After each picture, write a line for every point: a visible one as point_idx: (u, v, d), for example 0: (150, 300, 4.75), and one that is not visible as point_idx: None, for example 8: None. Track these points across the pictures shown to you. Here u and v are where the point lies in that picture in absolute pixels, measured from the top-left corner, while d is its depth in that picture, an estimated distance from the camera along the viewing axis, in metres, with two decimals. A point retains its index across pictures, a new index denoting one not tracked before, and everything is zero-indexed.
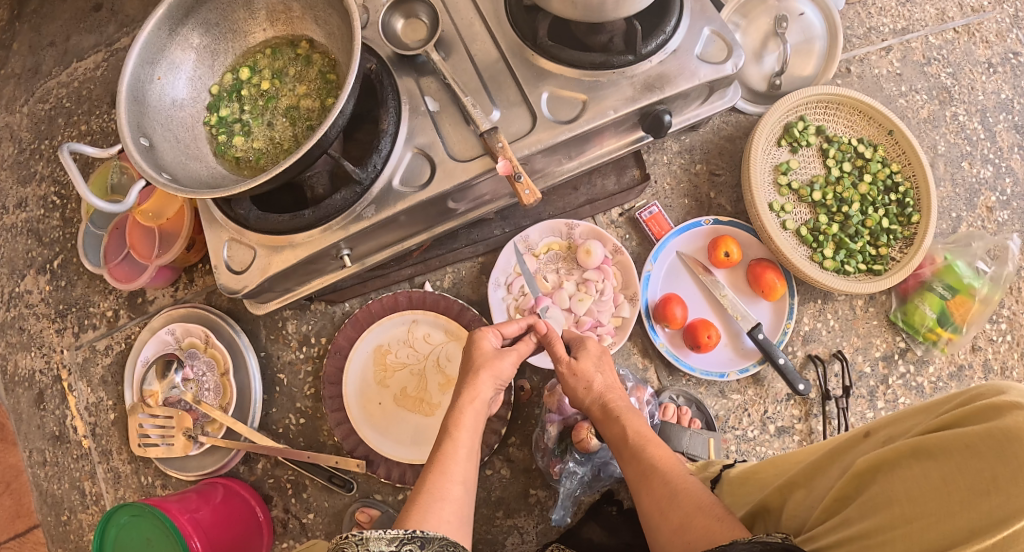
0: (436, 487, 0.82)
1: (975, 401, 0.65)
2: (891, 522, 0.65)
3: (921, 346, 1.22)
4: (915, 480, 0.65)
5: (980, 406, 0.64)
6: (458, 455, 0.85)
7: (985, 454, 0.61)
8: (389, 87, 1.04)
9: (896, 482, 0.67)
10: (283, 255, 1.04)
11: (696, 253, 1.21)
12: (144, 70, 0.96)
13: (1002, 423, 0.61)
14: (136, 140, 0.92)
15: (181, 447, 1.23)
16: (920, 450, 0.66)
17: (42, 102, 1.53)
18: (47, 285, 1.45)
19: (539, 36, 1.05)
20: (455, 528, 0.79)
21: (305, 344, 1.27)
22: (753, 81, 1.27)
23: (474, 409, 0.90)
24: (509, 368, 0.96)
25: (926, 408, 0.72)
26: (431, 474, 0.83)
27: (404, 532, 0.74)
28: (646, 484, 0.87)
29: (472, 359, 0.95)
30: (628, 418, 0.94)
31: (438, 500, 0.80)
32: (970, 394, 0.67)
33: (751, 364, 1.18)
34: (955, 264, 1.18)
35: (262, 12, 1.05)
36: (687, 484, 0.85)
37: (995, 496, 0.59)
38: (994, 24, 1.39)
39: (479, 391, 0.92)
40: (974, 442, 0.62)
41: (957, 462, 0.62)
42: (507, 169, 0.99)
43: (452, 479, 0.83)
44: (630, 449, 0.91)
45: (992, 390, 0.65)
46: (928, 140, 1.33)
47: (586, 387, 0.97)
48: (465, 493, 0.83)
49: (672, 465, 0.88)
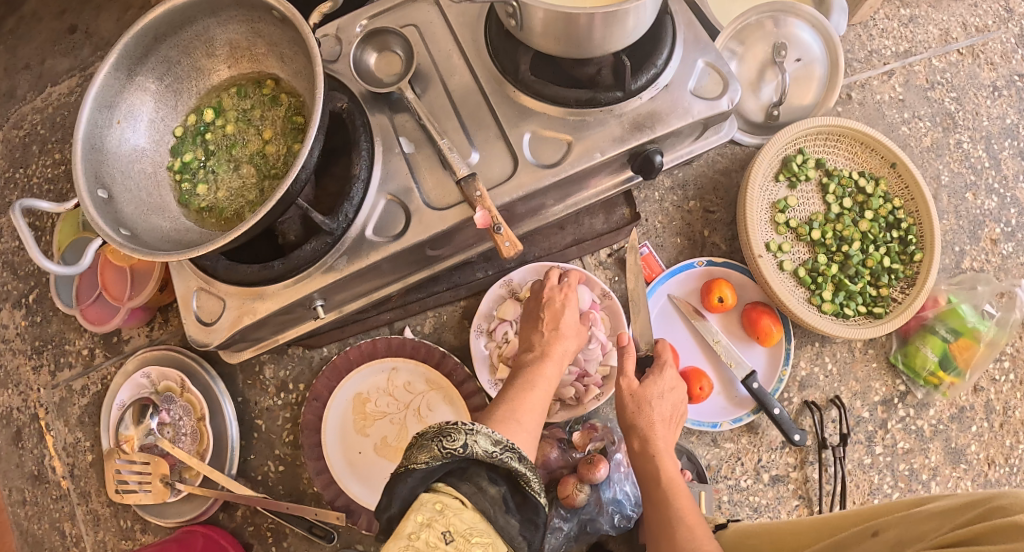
0: (510, 415, 0.80)
1: (992, 518, 0.62)
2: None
3: (922, 390, 1.16)
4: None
5: (1000, 523, 0.60)
6: (537, 396, 0.85)
7: None
8: (362, 127, 0.99)
9: None
10: (255, 307, 1.00)
11: (688, 296, 1.15)
12: (101, 115, 0.91)
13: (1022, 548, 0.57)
14: (93, 193, 0.87)
15: (157, 494, 1.20)
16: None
17: (17, 129, 1.48)
18: (22, 320, 1.41)
19: (521, 71, 1.00)
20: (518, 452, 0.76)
21: (283, 390, 1.22)
22: (751, 112, 1.19)
23: (554, 368, 0.90)
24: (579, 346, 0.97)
25: (942, 514, 0.68)
26: (505, 404, 0.81)
27: (508, 441, 0.69)
28: (667, 535, 0.86)
29: (557, 320, 0.96)
30: (662, 459, 0.91)
31: (510, 425, 0.78)
32: (992, 507, 0.63)
33: (746, 413, 1.12)
34: (959, 307, 1.12)
35: (223, 49, 0.99)
36: (709, 544, 0.84)
37: None
38: (999, 44, 1.32)
39: (561, 347, 0.93)
40: None
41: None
42: (486, 220, 0.95)
43: (523, 414, 0.81)
44: (659, 493, 0.90)
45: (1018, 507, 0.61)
46: (930, 170, 1.26)
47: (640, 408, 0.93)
48: (533, 436, 0.79)
49: (696, 520, 0.86)
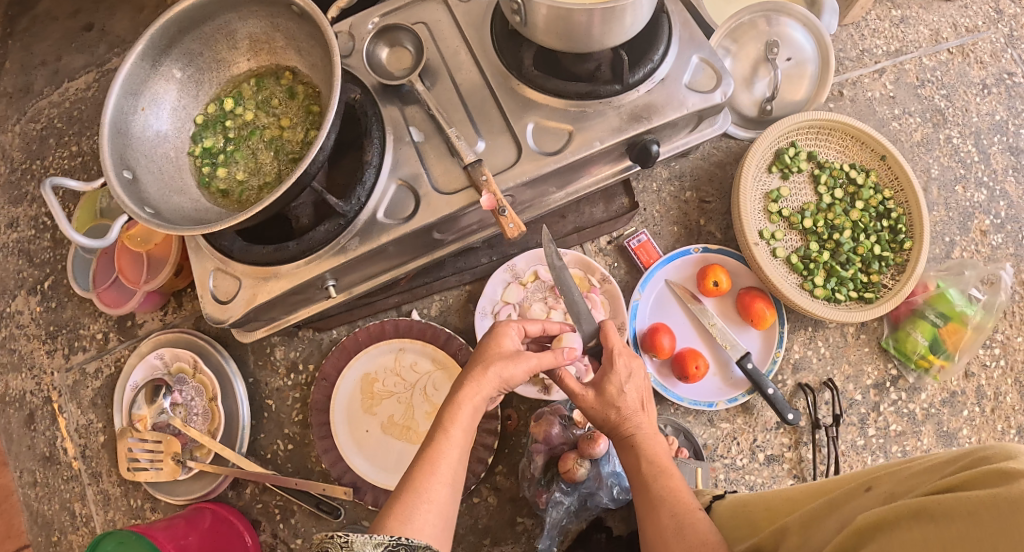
0: (423, 487, 0.82)
1: (981, 467, 0.66)
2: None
3: (913, 373, 1.21)
4: (913, 542, 0.65)
5: (985, 471, 0.65)
6: (448, 455, 0.85)
7: (991, 519, 0.61)
8: (373, 117, 1.04)
9: (893, 541, 0.67)
10: (270, 286, 1.05)
11: (685, 282, 1.20)
12: (127, 101, 0.96)
13: (1007, 492, 0.62)
14: (118, 173, 0.92)
15: (169, 472, 1.24)
16: (922, 512, 0.66)
17: (34, 122, 1.53)
18: (38, 305, 1.45)
19: (524, 66, 1.07)
20: (436, 532, 0.80)
21: (293, 371, 1.26)
22: (744, 107, 1.25)
23: (474, 405, 0.89)
24: (521, 373, 0.93)
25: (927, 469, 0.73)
26: (420, 470, 0.84)
27: (389, 539, 0.75)
28: (651, 515, 0.88)
29: (485, 353, 0.93)
30: (641, 446, 0.93)
31: (425, 501, 0.81)
32: (976, 458, 0.68)
33: (740, 394, 1.16)
34: (948, 292, 1.17)
35: (244, 42, 1.04)
36: (695, 519, 0.86)
37: None
38: (989, 44, 1.38)
39: (481, 389, 0.89)
40: (978, 508, 0.62)
41: (959, 527, 0.63)
42: (491, 203, 1.00)
43: (439, 479, 0.83)
44: (642, 478, 0.91)
45: (1002, 456, 0.66)
46: (920, 163, 1.31)
47: (604, 419, 0.95)
48: (452, 493, 0.84)
49: (681, 495, 0.89)
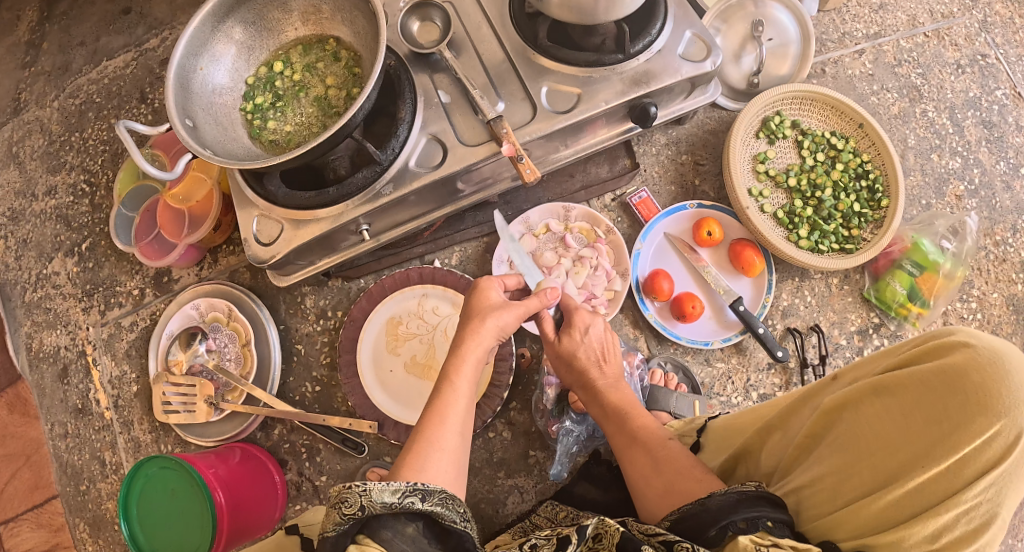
0: (433, 438, 0.91)
1: (926, 345, 0.81)
2: (858, 452, 0.82)
3: (894, 321, 1.34)
4: (877, 415, 0.82)
5: (933, 349, 0.80)
6: (455, 405, 0.95)
7: (938, 387, 0.77)
8: (406, 81, 1.17)
9: (864, 418, 0.83)
10: (307, 229, 1.15)
11: (682, 235, 1.33)
12: (190, 60, 1.08)
13: (950, 362, 0.77)
14: (182, 121, 1.03)
15: (202, 413, 1.32)
16: (881, 389, 0.82)
17: (73, 98, 1.64)
18: (74, 266, 1.54)
19: (539, 38, 1.19)
20: (451, 476, 0.89)
21: (322, 317, 1.37)
22: (733, 80, 1.39)
23: (473, 359, 0.99)
24: (509, 319, 1.03)
25: (883, 354, 0.88)
26: (427, 426, 0.92)
27: (406, 485, 0.81)
28: (631, 455, 1.03)
29: (475, 310, 1.03)
30: (608, 394, 1.10)
31: (436, 450, 0.90)
32: (924, 339, 0.83)
33: (734, 334, 1.29)
34: (921, 242, 1.30)
35: (296, 13, 1.17)
36: (667, 450, 1.00)
37: (945, 423, 0.76)
38: (963, 28, 1.54)
39: (478, 343, 0.99)
40: (928, 379, 0.78)
41: (913, 396, 0.79)
42: (512, 152, 1.12)
43: (447, 430, 0.92)
44: (615, 423, 1.07)
45: (945, 333, 0.81)
46: (899, 134, 1.46)
47: (569, 369, 1.13)
48: (462, 442, 0.93)
49: (653, 431, 1.03)
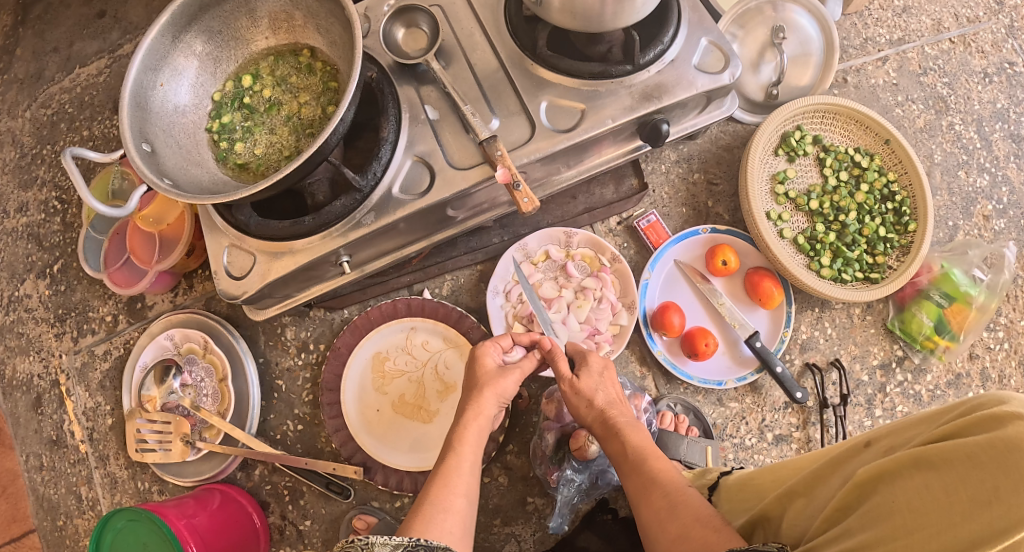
0: (439, 499, 0.82)
1: (976, 412, 0.66)
2: (891, 534, 0.65)
3: (919, 354, 1.21)
4: (916, 490, 0.65)
5: (980, 416, 0.65)
6: (461, 468, 0.86)
7: (988, 464, 0.61)
8: (389, 96, 1.05)
9: (897, 492, 0.66)
10: (283, 261, 1.05)
11: (694, 262, 1.21)
12: (147, 76, 0.97)
13: (1003, 434, 0.61)
14: (138, 145, 0.93)
15: (178, 452, 1.23)
16: (922, 460, 0.66)
17: (45, 108, 1.54)
18: (46, 289, 1.45)
19: (539, 47, 1.06)
20: (457, 539, 0.79)
21: (304, 350, 1.28)
22: (751, 91, 1.26)
23: (478, 426, 0.91)
24: (512, 386, 0.96)
25: (925, 419, 0.73)
26: (434, 486, 0.84)
27: (409, 540, 0.73)
28: (645, 496, 0.86)
29: (476, 377, 0.95)
30: (628, 434, 0.93)
31: (441, 511, 0.81)
32: (971, 405, 0.67)
33: (749, 373, 1.18)
34: (952, 272, 1.18)
35: (264, 21, 1.06)
36: (686, 497, 0.83)
37: (996, 507, 0.60)
38: (990, 34, 1.40)
39: (482, 408, 0.92)
40: (976, 453, 0.62)
41: (957, 473, 0.63)
42: (506, 178, 1.01)
43: (455, 491, 0.83)
44: (631, 464, 0.90)
45: (993, 400, 0.66)
46: (924, 149, 1.33)
47: (589, 403, 0.96)
48: (468, 506, 0.83)
49: (672, 478, 0.86)
